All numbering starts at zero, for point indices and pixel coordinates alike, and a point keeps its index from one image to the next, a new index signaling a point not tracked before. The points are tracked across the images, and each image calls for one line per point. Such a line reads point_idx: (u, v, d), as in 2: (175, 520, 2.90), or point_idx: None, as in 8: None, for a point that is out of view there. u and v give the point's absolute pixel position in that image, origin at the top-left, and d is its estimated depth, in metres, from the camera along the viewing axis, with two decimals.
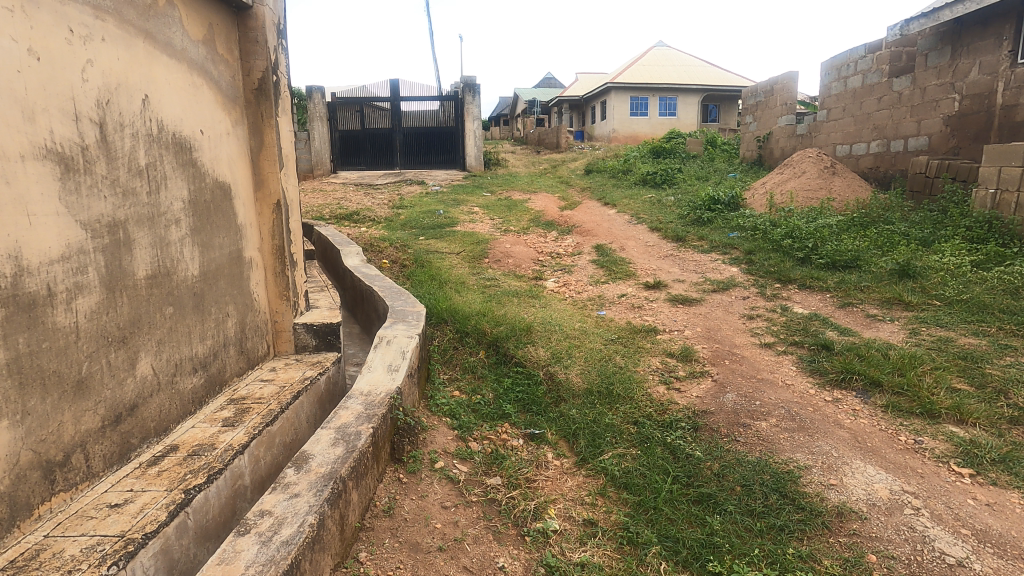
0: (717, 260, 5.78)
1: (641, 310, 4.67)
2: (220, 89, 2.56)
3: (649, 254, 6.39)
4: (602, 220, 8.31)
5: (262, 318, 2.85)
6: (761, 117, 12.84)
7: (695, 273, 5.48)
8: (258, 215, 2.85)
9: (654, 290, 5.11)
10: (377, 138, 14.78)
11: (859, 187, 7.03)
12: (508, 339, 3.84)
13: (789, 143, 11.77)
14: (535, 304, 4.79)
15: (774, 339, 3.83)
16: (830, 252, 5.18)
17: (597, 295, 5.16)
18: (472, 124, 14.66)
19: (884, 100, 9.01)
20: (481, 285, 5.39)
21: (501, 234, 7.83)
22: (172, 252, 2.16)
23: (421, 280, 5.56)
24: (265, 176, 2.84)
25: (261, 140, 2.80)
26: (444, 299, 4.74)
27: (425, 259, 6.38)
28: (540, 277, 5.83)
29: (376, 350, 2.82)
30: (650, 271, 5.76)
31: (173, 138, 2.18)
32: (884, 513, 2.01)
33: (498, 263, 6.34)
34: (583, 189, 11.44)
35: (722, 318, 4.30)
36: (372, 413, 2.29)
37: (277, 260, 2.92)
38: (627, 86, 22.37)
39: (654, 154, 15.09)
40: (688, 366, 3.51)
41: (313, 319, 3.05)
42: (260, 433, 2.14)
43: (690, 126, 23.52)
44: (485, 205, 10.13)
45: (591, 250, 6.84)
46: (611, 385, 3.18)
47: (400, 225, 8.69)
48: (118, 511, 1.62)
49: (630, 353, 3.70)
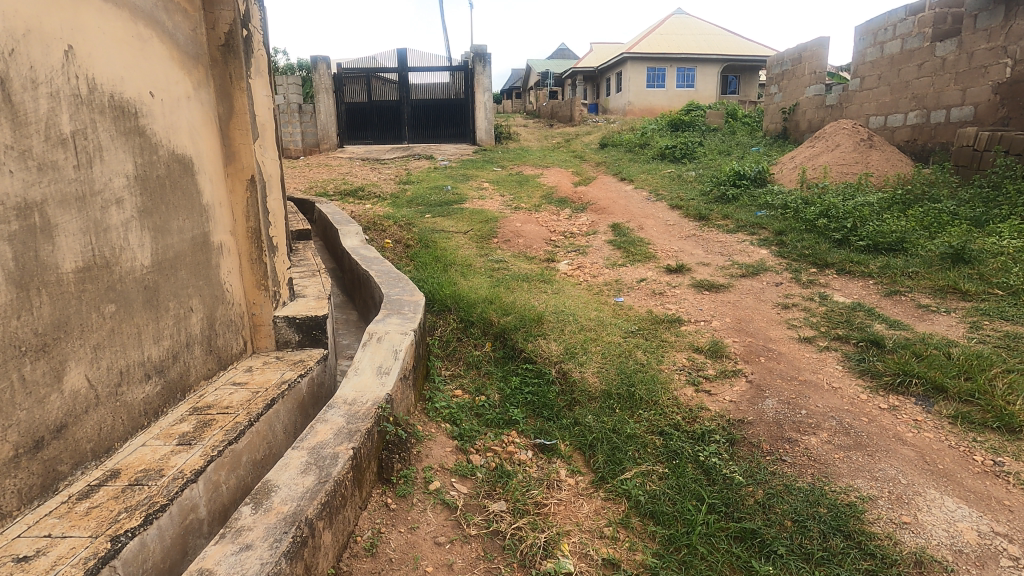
0: (745, 241, 5.34)
1: (663, 297, 4.28)
2: (178, 44, 2.17)
3: (669, 234, 5.96)
4: (618, 196, 7.85)
5: (236, 311, 2.51)
6: (787, 87, 12.15)
7: (720, 255, 5.05)
8: (229, 194, 2.48)
9: (677, 274, 4.70)
10: (384, 111, 14.28)
11: (899, 161, 6.49)
12: (517, 330, 3.48)
13: (817, 115, 11.12)
14: (547, 289, 4.41)
15: (814, 333, 3.42)
16: (871, 234, 4.73)
17: (613, 279, 4.77)
18: (482, 96, 14.11)
19: (925, 67, 8.36)
20: (489, 268, 5.02)
21: (511, 212, 7.42)
22: (113, 239, 1.80)
23: (425, 263, 5.20)
24: (237, 148, 2.46)
25: (230, 106, 2.42)
26: (449, 284, 4.38)
27: (430, 239, 6.01)
28: (553, 259, 5.44)
29: (364, 349, 2.47)
30: (671, 253, 5.33)
31: (110, 101, 1.80)
32: (975, 565, 1.65)
33: (508, 243, 5.95)
34: (597, 164, 10.93)
35: (754, 307, 3.90)
36: (355, 428, 1.95)
37: (253, 245, 2.56)
38: (643, 56, 21.47)
39: (672, 126, 14.44)
40: (718, 363, 3.15)
41: (295, 311, 2.70)
42: (221, 455, 1.82)
43: (708, 98, 22.64)
44: (495, 181, 9.69)
45: (606, 229, 6.42)
46: (632, 387, 2.81)
47: (406, 202, 8.30)
48: (24, 569, 1.30)
49: (652, 347, 3.32)
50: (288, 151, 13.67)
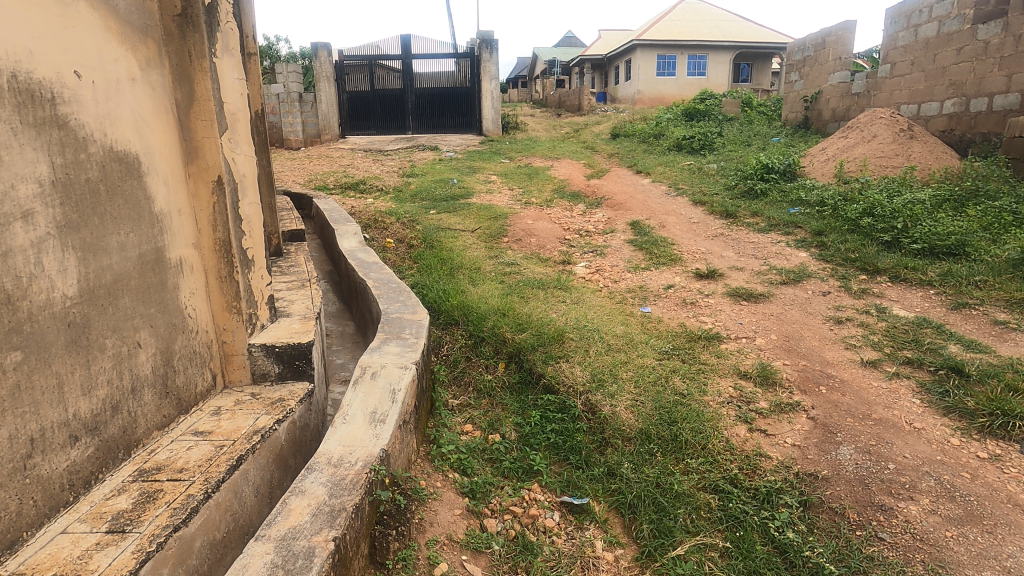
0: (779, 242, 4.87)
1: (694, 307, 3.83)
2: (118, 13, 1.72)
3: (694, 233, 5.50)
4: (635, 191, 7.37)
5: (201, 340, 2.08)
6: (809, 74, 11.57)
7: (755, 258, 4.58)
8: (191, 198, 2.04)
9: (708, 280, 4.24)
10: (387, 100, 13.78)
11: (944, 153, 5.98)
12: (534, 351, 3.04)
13: (842, 103, 10.56)
14: (564, 297, 3.97)
15: (878, 355, 2.96)
16: (925, 235, 4.25)
17: (638, 286, 4.32)
18: (489, 85, 13.61)
19: (964, 51, 7.82)
20: (499, 272, 4.57)
21: (521, 207, 6.96)
22: (18, 266, 1.37)
23: (430, 265, 4.77)
24: (199, 142, 2.02)
25: (190, 90, 1.97)
26: (456, 292, 3.94)
27: (434, 238, 5.57)
28: (569, 262, 4.99)
29: (355, 389, 2.03)
30: (698, 255, 4.88)
31: (11, 82, 1.36)
32: None
33: (519, 243, 5.50)
34: (610, 155, 10.43)
35: (802, 322, 3.44)
36: (338, 505, 1.53)
37: (222, 260, 2.12)
38: (654, 43, 20.81)
39: (687, 115, 13.88)
40: (770, 393, 2.70)
41: (274, 337, 2.26)
42: (161, 547, 1.40)
43: (721, 87, 21.99)
44: (503, 173, 9.22)
45: (625, 227, 5.96)
46: (674, 426, 2.37)
47: (410, 196, 7.86)
48: None
49: (691, 372, 2.88)
50: (287, 142, 13.17)
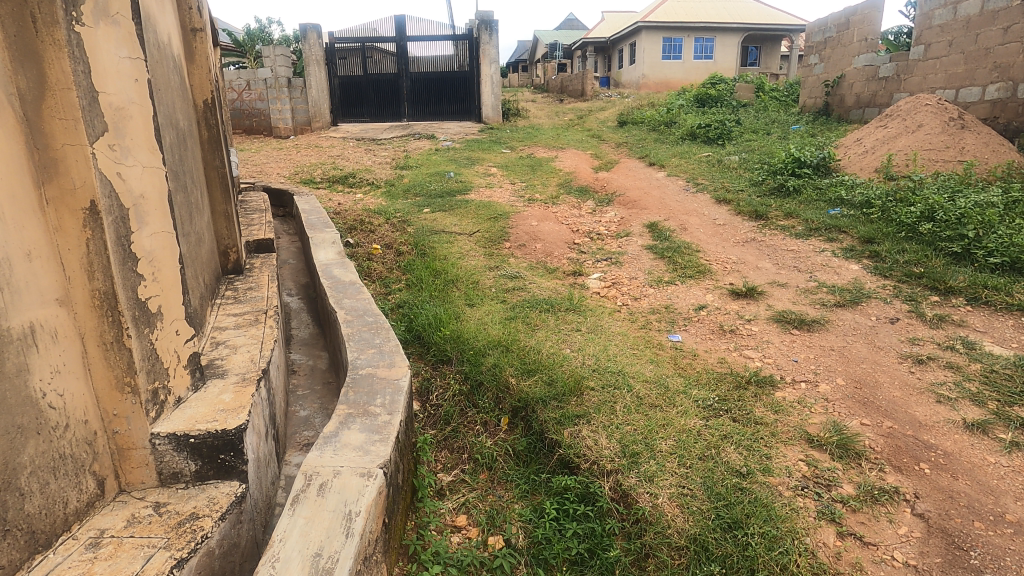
0: (824, 251, 4.22)
1: (735, 337, 3.20)
2: None
3: (721, 238, 4.86)
4: (649, 185, 6.70)
5: (74, 437, 1.44)
6: (830, 56, 10.82)
7: (799, 272, 3.94)
8: (53, 233, 1.39)
9: (746, 300, 3.61)
10: (381, 85, 13.02)
11: (1002, 145, 5.30)
12: (546, 407, 2.41)
13: (867, 88, 9.84)
14: (578, 322, 3.35)
15: (983, 413, 2.33)
16: (1004, 246, 3.60)
17: (663, 306, 3.69)
18: (489, 69, 12.87)
19: (1012, 30, 7.11)
20: (500, 288, 3.92)
21: (524, 205, 6.31)
22: None
23: (420, 279, 4.13)
24: (59, 151, 1.37)
25: (41, 74, 1.32)
26: (449, 318, 3.30)
27: (427, 244, 4.92)
28: (580, 273, 4.36)
29: (294, 512, 1.39)
30: (729, 266, 4.24)
31: None
32: None
33: (523, 249, 4.86)
34: (618, 144, 9.74)
35: (872, 360, 2.80)
36: None
37: (105, 319, 1.47)
38: (660, 26, 19.92)
39: (698, 100, 13.12)
40: (855, 471, 2.08)
41: (190, 422, 1.63)
42: None
43: (729, 71, 21.14)
44: (504, 165, 8.54)
45: (641, 229, 5.31)
46: (740, 533, 1.77)
47: (402, 192, 7.19)
48: None
49: (747, 437, 2.24)
50: (276, 130, 12.40)
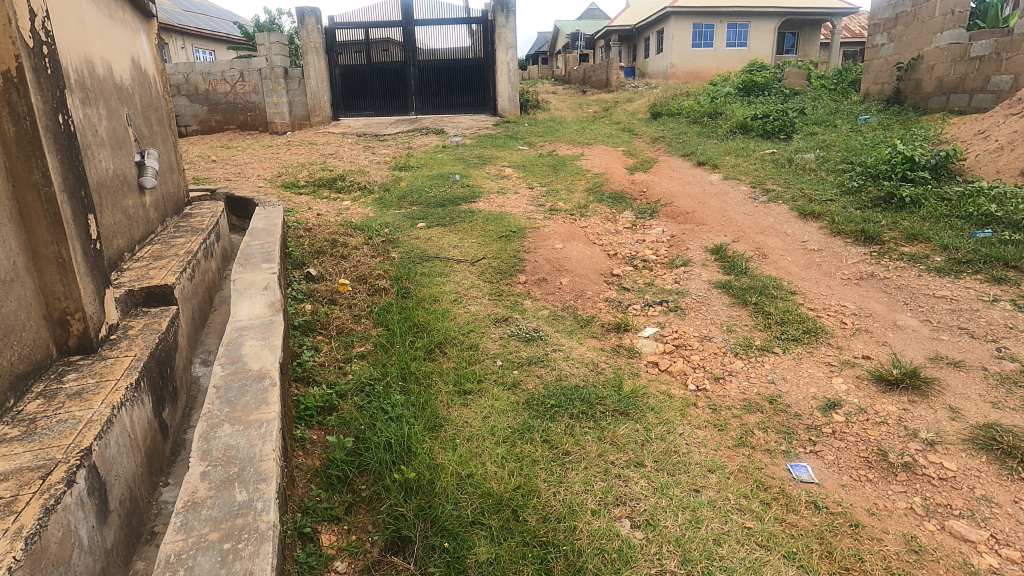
0: (998, 302, 2.81)
1: (918, 481, 1.82)
2: None
3: (822, 271, 3.47)
4: (704, 190, 5.30)
5: None
6: (902, 33, 9.17)
7: (972, 339, 2.55)
8: None
9: (907, 394, 2.23)
10: (386, 75, 11.72)
11: None
12: None
13: (952, 70, 8.23)
14: (637, 439, 2.01)
15: None
16: None
17: (765, 399, 2.32)
18: (506, 55, 11.50)
19: None
20: (509, 361, 2.59)
21: (544, 217, 4.97)
22: None
23: (394, 341, 2.82)
24: None
25: None
26: (422, 435, 1.99)
27: (414, 278, 3.62)
28: (626, 327, 3.02)
29: None
30: (851, 321, 2.85)
31: None
32: None
33: (543, 286, 3.53)
34: (653, 139, 8.32)
35: None
36: None
37: None
38: (691, 10, 18.28)
39: (741, 88, 11.56)
40: None
41: None
42: None
43: (765, 59, 19.38)
44: (520, 165, 7.19)
45: (704, 254, 3.93)
46: None
47: (396, 199, 5.91)
48: None
49: None
50: (271, 125, 11.21)
